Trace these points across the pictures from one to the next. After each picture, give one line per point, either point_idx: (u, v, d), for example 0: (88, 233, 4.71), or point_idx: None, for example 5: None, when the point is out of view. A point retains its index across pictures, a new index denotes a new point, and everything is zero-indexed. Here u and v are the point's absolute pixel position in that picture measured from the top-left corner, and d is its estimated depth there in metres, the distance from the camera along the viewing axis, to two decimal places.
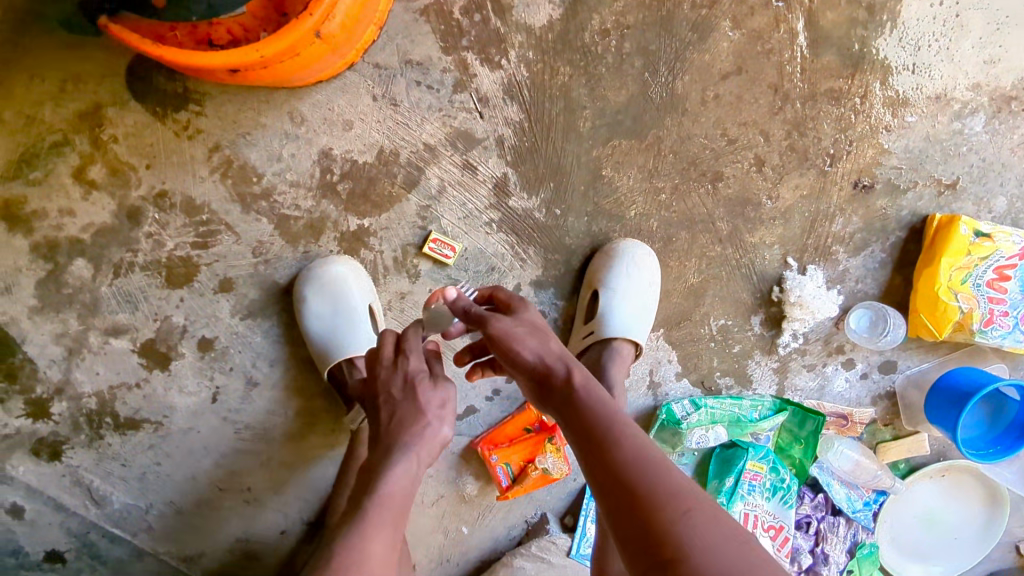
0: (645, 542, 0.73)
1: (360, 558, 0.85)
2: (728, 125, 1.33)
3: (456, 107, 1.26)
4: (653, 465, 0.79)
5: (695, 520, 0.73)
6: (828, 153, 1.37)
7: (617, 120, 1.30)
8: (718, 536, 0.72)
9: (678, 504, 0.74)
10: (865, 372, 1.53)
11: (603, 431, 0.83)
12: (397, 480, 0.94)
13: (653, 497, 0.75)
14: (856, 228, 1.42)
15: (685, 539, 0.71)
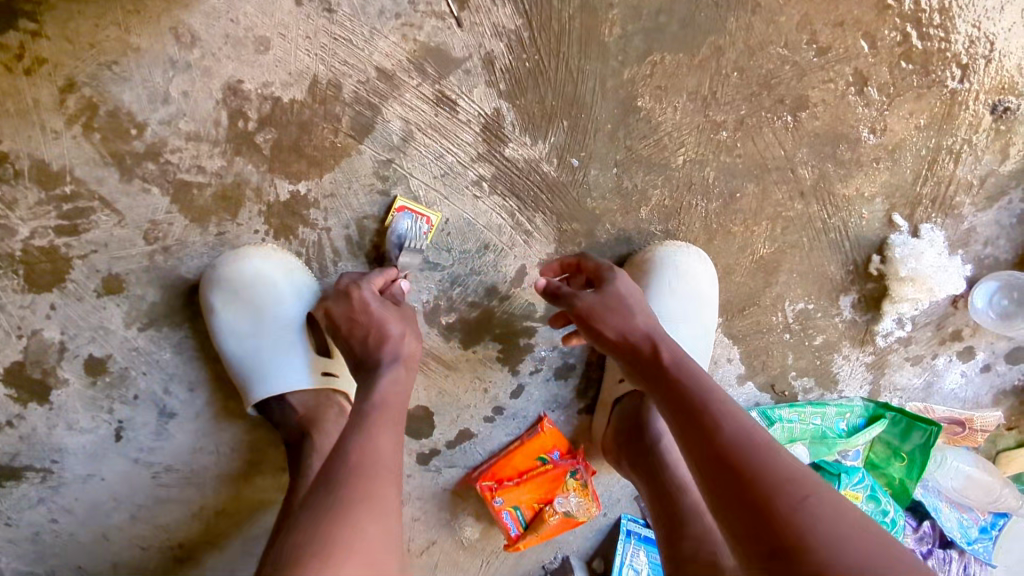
0: (757, 533, 0.53)
1: (370, 456, 0.63)
2: (817, 26, 0.92)
3: (420, 12, 0.86)
4: (763, 439, 0.60)
5: (825, 512, 0.53)
6: (959, 63, 0.96)
7: (657, 25, 0.90)
8: (857, 536, 0.51)
9: (800, 486, 0.55)
10: (986, 365, 1.15)
11: (697, 396, 0.64)
12: (396, 373, 0.73)
13: (762, 471, 0.56)
14: (991, 168, 1.02)
15: (814, 528, 0.51)
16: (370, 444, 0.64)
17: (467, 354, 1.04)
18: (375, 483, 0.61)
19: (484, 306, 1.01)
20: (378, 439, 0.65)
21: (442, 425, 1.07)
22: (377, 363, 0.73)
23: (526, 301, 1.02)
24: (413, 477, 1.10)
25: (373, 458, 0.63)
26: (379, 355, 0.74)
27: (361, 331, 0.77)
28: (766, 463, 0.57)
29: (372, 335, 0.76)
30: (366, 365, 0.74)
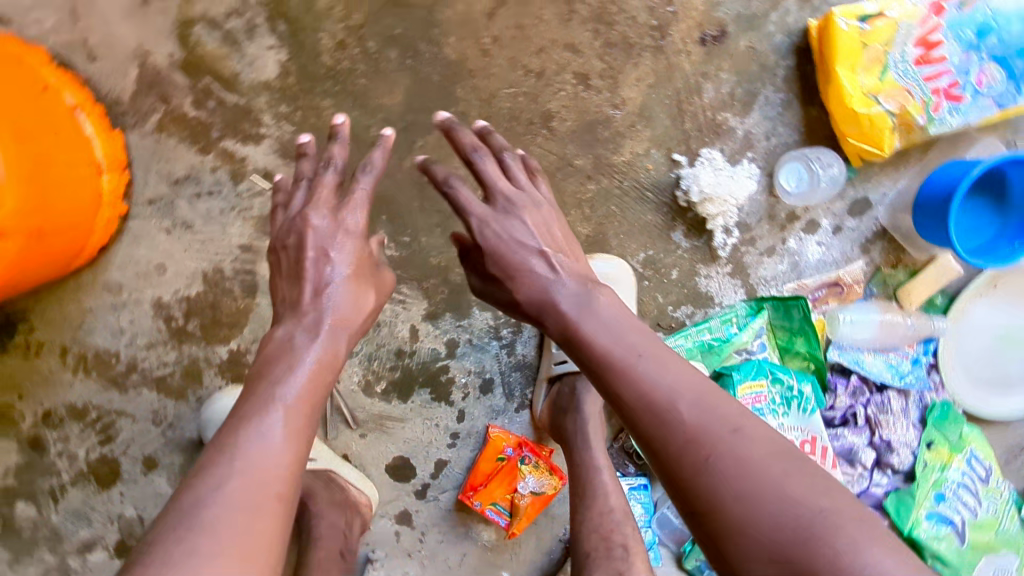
0: (683, 497, 0.68)
1: (258, 484, 0.72)
2: (526, 60, 1.15)
3: (248, 197, 1.16)
4: (663, 399, 0.72)
5: (729, 459, 0.66)
6: (652, 27, 1.16)
7: (409, 121, 1.15)
8: (752, 475, 0.65)
9: (707, 447, 0.67)
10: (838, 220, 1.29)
11: (602, 372, 0.78)
12: (301, 384, 0.81)
13: (680, 442, 0.69)
14: (731, 84, 1.20)
15: (722, 487, 0.65)
16: (254, 456, 0.73)
17: (408, 404, 1.32)
18: (241, 501, 0.70)
19: (402, 365, 1.29)
20: (263, 448, 0.75)
21: (420, 464, 1.35)
22: (308, 330, 0.88)
23: (430, 347, 1.29)
24: (421, 510, 1.37)
25: (259, 475, 0.72)
26: (318, 321, 0.89)
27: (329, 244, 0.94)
28: (676, 433, 0.70)
29: (310, 317, 0.89)
30: (302, 328, 0.88)
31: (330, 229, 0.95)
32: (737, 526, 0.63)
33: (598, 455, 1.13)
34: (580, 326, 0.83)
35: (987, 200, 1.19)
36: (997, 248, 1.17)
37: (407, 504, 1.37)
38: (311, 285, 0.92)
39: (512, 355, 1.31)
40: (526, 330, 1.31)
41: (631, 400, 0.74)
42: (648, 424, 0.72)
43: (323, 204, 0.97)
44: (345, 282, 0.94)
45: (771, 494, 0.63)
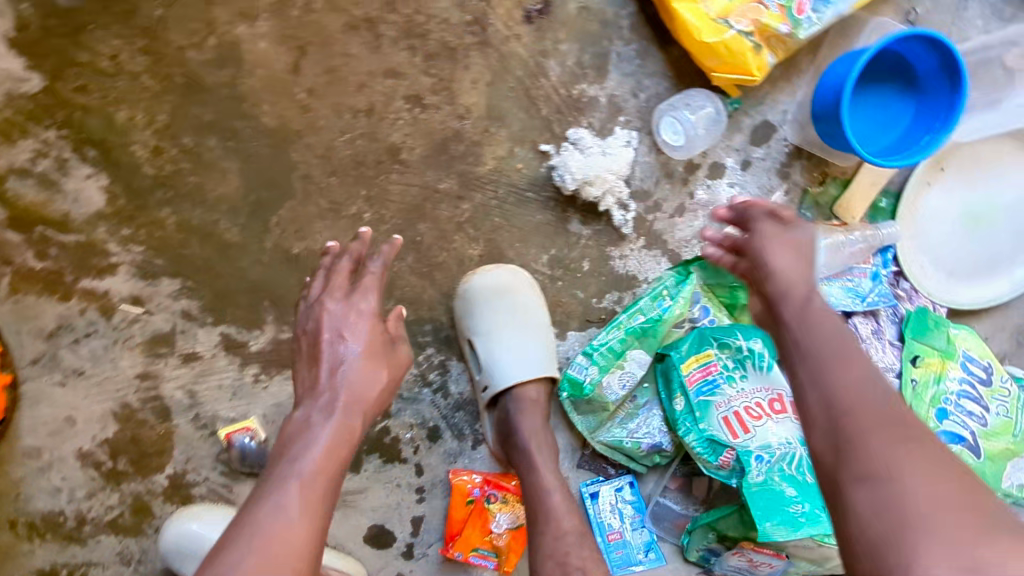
0: (844, 466, 0.66)
1: (275, 545, 0.74)
2: (350, 101, 1.07)
3: (125, 327, 1.13)
4: (853, 371, 0.72)
5: (893, 434, 0.65)
6: (469, 24, 1.06)
7: (255, 203, 1.09)
8: (917, 455, 0.63)
9: (873, 416, 0.67)
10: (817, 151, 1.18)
11: (811, 341, 0.76)
12: (316, 458, 0.81)
13: (841, 409, 0.69)
14: (576, 53, 1.09)
15: (887, 458, 0.64)
16: (270, 529, 0.75)
17: (361, 475, 1.27)
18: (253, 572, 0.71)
19: None
20: (276, 516, 0.76)
21: (397, 526, 1.28)
22: (324, 408, 0.86)
23: None
24: (414, 570, 1.29)
25: (273, 545, 0.74)
26: (332, 399, 0.87)
27: (345, 329, 0.92)
28: (862, 404, 0.68)
29: (326, 396, 0.87)
30: (316, 408, 0.86)
31: (343, 312, 0.93)
32: (905, 498, 0.61)
33: (547, 477, 1.04)
34: (780, 284, 0.83)
35: (892, 85, 1.04)
36: (913, 136, 1.03)
37: (397, 569, 1.29)
38: (327, 365, 0.90)
39: (447, 397, 1.25)
40: (452, 368, 1.24)
41: (801, 375, 0.75)
42: (814, 389, 0.72)
43: (337, 292, 0.95)
44: (360, 359, 0.91)
45: (937, 478, 0.62)
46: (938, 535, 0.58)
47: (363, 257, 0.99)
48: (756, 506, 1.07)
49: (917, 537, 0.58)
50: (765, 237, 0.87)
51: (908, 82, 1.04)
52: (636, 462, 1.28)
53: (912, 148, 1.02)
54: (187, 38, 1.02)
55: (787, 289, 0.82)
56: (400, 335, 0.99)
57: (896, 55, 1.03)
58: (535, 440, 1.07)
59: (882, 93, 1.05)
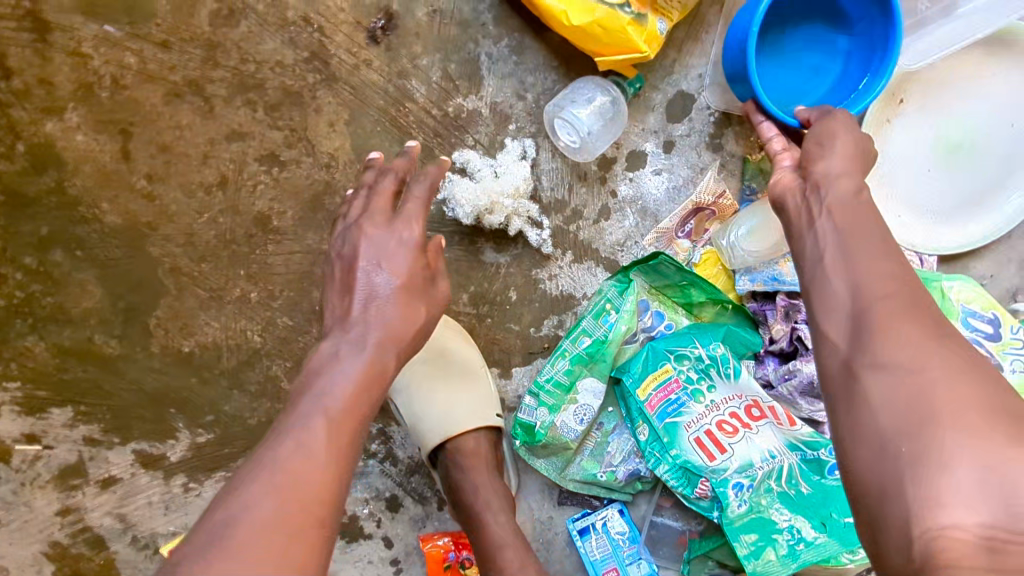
0: (860, 360, 0.57)
1: (300, 490, 0.56)
2: (197, 176, 0.94)
3: (29, 466, 1.04)
4: (899, 277, 0.60)
5: (923, 323, 0.56)
6: (309, 62, 0.93)
7: (127, 308, 0.98)
8: (949, 347, 0.55)
9: (902, 300, 0.58)
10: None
11: (865, 230, 0.63)
12: (347, 388, 0.62)
13: (872, 294, 0.59)
14: (438, 66, 0.95)
15: (916, 347, 0.55)
16: (291, 471, 0.57)
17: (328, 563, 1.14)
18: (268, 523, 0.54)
19: None
20: (302, 452, 0.58)
21: None
22: (352, 340, 0.65)
23: None
24: None
25: (299, 492, 0.56)
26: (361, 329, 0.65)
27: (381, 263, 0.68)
28: (905, 319, 0.57)
29: (358, 328, 0.65)
30: (346, 339, 0.65)
31: (383, 241, 0.69)
32: (932, 391, 0.53)
33: (503, 531, 0.94)
34: (828, 166, 0.70)
35: (822, 24, 0.92)
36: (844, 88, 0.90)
37: None
38: (358, 299, 0.67)
39: (397, 463, 1.14)
40: (395, 432, 1.13)
41: (828, 251, 0.64)
42: (848, 263, 0.62)
43: (374, 216, 0.70)
44: (394, 290, 0.67)
45: (970, 374, 0.54)
46: (959, 428, 0.51)
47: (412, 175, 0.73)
48: (742, 542, 0.95)
49: (937, 436, 0.51)
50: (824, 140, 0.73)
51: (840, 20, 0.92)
52: (619, 490, 1.14)
53: (845, 97, 0.89)
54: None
55: (832, 183, 0.69)
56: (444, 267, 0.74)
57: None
58: (483, 498, 0.96)
59: (813, 36, 0.92)
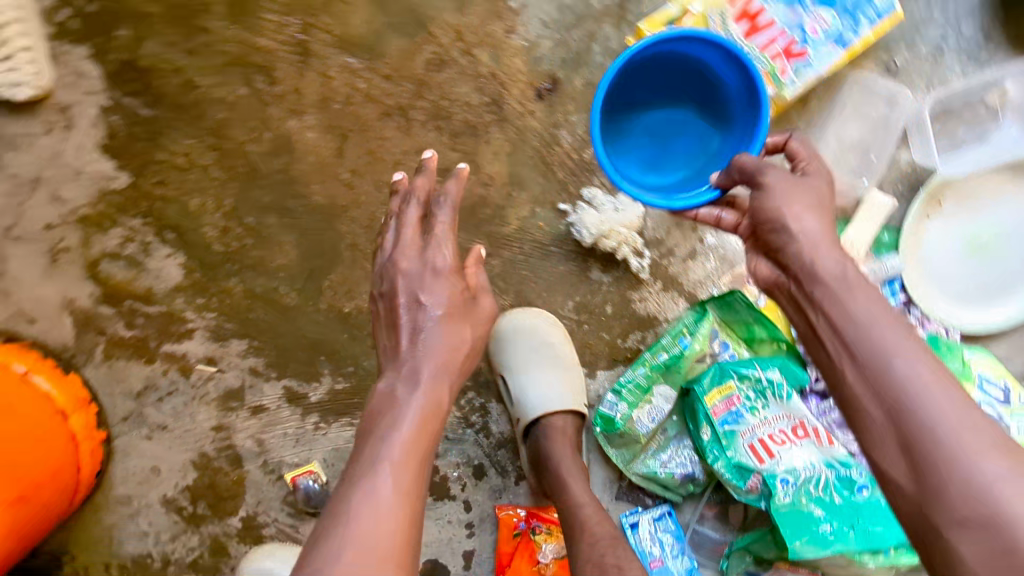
0: (928, 493, 0.68)
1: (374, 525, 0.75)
2: (388, 177, 1.22)
3: (202, 384, 1.28)
4: (930, 403, 0.70)
5: (965, 441, 0.67)
6: (489, 105, 1.22)
7: (311, 269, 1.25)
8: (992, 452, 0.66)
9: (931, 418, 0.69)
10: (900, 142, 1.24)
11: (888, 358, 0.73)
12: (405, 437, 0.82)
13: (919, 428, 0.69)
14: (584, 122, 1.24)
15: (965, 469, 0.66)
16: (368, 510, 0.76)
17: None
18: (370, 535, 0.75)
19: None
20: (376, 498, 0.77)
21: (450, 561, 1.38)
22: (407, 379, 0.86)
23: None
24: None
25: (373, 525, 0.75)
26: (415, 370, 0.87)
27: (420, 289, 0.92)
28: (952, 450, 0.67)
29: (408, 365, 0.87)
30: (400, 378, 0.87)
31: (419, 271, 0.93)
32: (997, 510, 0.64)
33: (578, 492, 1.13)
34: (802, 261, 0.83)
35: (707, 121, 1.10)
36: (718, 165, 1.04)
37: None
38: (407, 330, 0.90)
39: (489, 436, 1.35)
40: (493, 409, 1.34)
41: (852, 375, 0.76)
42: (875, 386, 0.73)
43: (409, 247, 0.95)
44: (440, 321, 0.90)
45: (1014, 474, 0.65)
46: None
47: (432, 200, 0.99)
48: (785, 528, 1.13)
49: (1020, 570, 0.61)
50: (774, 196, 0.87)
51: (712, 92, 1.08)
52: (671, 492, 1.31)
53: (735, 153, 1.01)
54: (249, 134, 1.19)
55: (813, 269, 0.82)
56: (480, 284, 1.00)
57: (700, 66, 1.05)
58: (566, 468, 1.16)
59: (684, 117, 1.12)
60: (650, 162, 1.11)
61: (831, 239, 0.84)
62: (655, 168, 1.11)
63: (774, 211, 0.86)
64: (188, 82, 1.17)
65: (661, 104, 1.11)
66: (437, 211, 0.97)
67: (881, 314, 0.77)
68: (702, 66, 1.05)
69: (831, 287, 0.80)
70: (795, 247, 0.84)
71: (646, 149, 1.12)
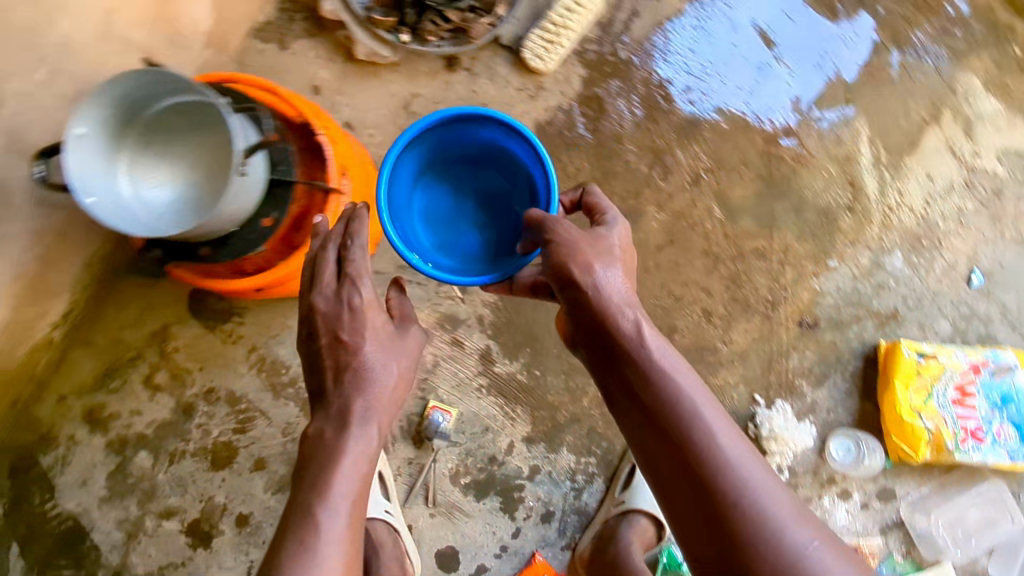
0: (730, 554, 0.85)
1: None
2: (672, 286, 1.54)
3: (442, 296, 1.55)
4: (727, 470, 0.88)
5: (757, 498, 0.87)
6: (767, 300, 1.56)
7: None
8: (779, 507, 0.87)
9: (731, 479, 0.88)
10: (986, 551, 1.54)
11: (691, 433, 0.91)
12: (340, 498, 0.97)
13: (720, 498, 0.87)
14: (812, 362, 1.55)
15: (761, 525, 0.85)
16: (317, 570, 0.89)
17: (479, 505, 1.55)
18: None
19: (489, 470, 1.55)
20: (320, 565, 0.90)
21: (465, 560, 1.54)
22: (336, 424, 1.03)
23: (516, 465, 1.55)
24: None
25: None
26: (345, 419, 1.03)
27: (341, 328, 1.07)
28: (751, 509, 0.86)
29: (336, 409, 1.04)
30: (328, 423, 1.04)
31: (338, 313, 1.07)
32: (788, 558, 0.83)
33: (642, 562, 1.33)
34: (607, 322, 1.01)
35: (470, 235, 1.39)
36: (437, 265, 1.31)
37: None
38: (331, 369, 1.06)
39: (578, 499, 1.55)
40: (596, 483, 1.55)
41: (663, 451, 0.93)
42: (682, 454, 0.91)
43: (328, 286, 1.08)
44: (375, 355, 1.07)
45: (796, 522, 0.86)
46: None
47: (347, 241, 1.11)
48: None
49: None
50: (564, 245, 1.07)
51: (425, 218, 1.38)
52: None
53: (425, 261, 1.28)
54: (621, 191, 1.53)
55: (642, 340, 0.99)
56: (403, 315, 1.18)
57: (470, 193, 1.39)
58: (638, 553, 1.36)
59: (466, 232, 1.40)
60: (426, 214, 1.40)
61: (632, 299, 1.04)
62: (452, 233, 1.40)
63: (588, 265, 1.04)
64: (617, 136, 1.54)
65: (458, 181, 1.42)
66: (348, 251, 1.08)
67: (681, 377, 0.96)
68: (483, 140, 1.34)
69: (644, 357, 0.98)
70: (607, 301, 1.02)
71: (445, 207, 1.42)
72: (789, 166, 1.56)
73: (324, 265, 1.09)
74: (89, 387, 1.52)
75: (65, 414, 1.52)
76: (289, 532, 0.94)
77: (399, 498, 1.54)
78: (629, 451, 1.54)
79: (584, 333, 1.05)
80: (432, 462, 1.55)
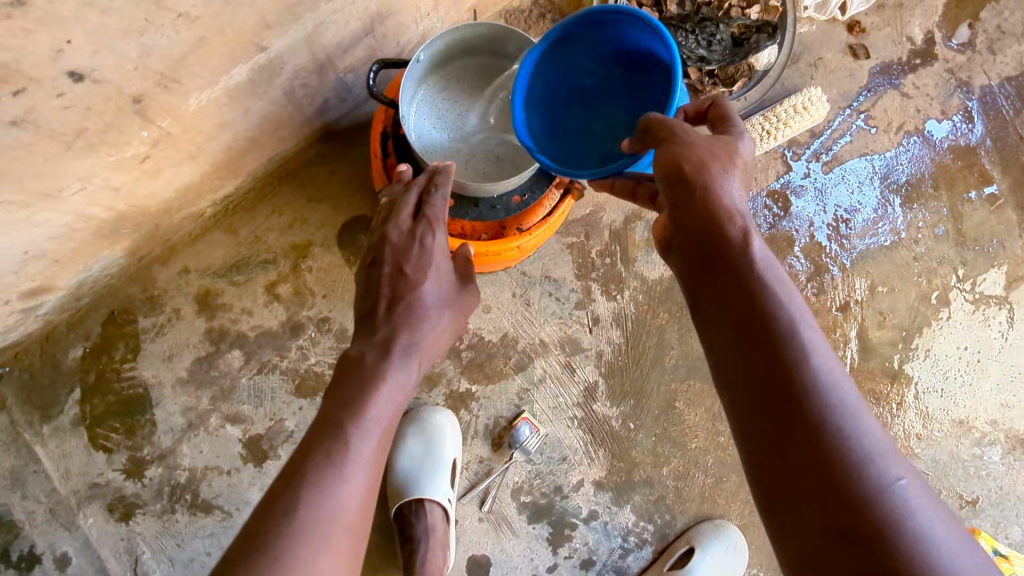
0: (806, 494, 0.63)
1: (329, 507, 0.73)
2: None
3: (573, 319, 1.56)
4: (821, 391, 0.66)
5: (853, 430, 0.64)
6: None
7: (696, 365, 1.59)
8: (880, 450, 0.63)
9: (827, 411, 0.65)
10: None
11: (780, 340, 0.69)
12: (378, 419, 0.84)
13: (804, 422, 0.64)
14: None
15: (856, 473, 0.62)
16: (338, 496, 0.75)
17: (529, 528, 1.53)
18: (328, 539, 0.71)
19: (551, 498, 1.54)
20: (342, 489, 0.75)
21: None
22: (378, 346, 0.93)
23: (577, 503, 1.55)
24: None
25: (341, 518, 0.73)
26: (391, 344, 0.93)
27: (406, 261, 1.02)
28: (841, 441, 0.63)
29: (382, 335, 0.95)
30: (372, 347, 0.94)
31: (406, 247, 1.04)
32: (886, 520, 0.59)
33: None
34: (709, 211, 0.79)
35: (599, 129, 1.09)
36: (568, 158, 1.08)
37: None
38: (387, 297, 1.00)
39: (623, 557, 1.55)
40: (645, 550, 1.56)
41: (738, 360, 0.71)
42: (766, 371, 0.68)
43: (402, 221, 1.05)
44: (434, 295, 1.01)
45: (900, 474, 0.62)
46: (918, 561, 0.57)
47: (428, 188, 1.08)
48: None
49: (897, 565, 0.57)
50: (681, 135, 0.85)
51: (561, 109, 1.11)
52: None
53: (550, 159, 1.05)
54: None
55: (743, 238, 0.77)
56: (469, 274, 1.10)
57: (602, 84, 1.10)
58: None
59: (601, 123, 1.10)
60: (545, 130, 1.09)
61: (745, 204, 0.82)
62: (570, 153, 1.09)
63: (698, 156, 0.83)
64: (790, 239, 1.58)
65: (593, 111, 1.11)
66: (429, 197, 1.05)
67: (785, 292, 0.73)
68: (646, 65, 1.06)
69: (742, 258, 0.75)
70: (709, 193, 0.80)
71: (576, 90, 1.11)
72: (931, 328, 1.60)
73: (404, 205, 1.06)
74: (213, 271, 1.51)
75: (180, 288, 1.51)
76: (316, 443, 0.80)
77: (458, 492, 1.53)
78: (690, 530, 1.55)
79: (680, 229, 0.83)
80: (501, 470, 1.53)
